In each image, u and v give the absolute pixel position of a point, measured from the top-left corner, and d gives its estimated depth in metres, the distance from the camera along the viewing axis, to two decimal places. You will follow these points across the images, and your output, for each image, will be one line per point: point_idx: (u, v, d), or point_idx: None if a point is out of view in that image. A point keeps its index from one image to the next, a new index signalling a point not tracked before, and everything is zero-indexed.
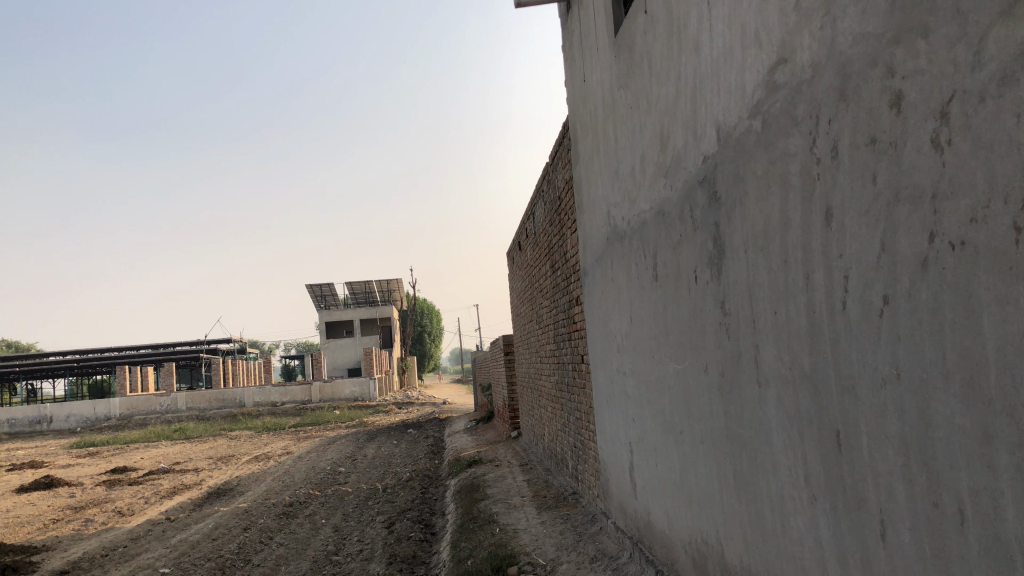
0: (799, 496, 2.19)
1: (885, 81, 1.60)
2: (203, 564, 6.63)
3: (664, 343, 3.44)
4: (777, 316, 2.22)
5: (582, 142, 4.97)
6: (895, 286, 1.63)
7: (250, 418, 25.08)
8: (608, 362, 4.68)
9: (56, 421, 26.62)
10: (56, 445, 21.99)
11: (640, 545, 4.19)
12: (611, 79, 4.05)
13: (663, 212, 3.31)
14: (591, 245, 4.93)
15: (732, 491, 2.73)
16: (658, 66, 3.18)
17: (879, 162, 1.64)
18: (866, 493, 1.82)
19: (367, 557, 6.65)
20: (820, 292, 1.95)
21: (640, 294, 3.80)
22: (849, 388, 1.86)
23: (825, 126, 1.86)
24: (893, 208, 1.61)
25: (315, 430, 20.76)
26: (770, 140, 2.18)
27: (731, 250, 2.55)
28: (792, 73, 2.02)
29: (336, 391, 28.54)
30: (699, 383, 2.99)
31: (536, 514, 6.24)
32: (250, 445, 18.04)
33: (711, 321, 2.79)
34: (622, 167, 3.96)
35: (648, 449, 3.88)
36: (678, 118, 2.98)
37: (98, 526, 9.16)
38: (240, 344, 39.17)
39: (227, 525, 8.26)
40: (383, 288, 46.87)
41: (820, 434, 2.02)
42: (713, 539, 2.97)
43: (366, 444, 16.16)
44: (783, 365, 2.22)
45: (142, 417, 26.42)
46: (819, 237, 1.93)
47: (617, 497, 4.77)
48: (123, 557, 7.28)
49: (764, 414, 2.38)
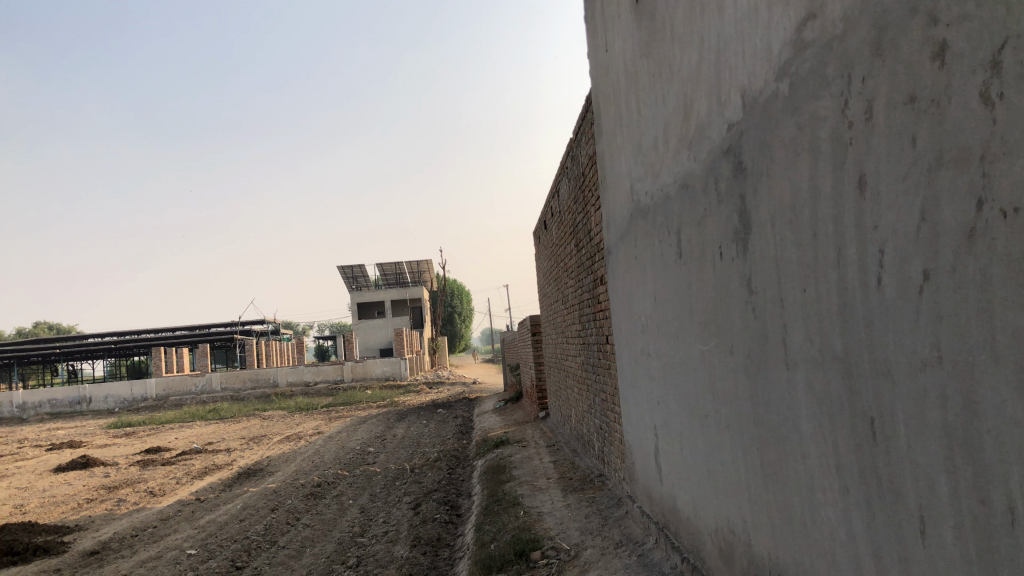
0: (830, 486, 2.04)
1: (927, 30, 1.44)
2: (229, 546, 6.61)
3: (688, 323, 3.29)
4: (805, 294, 2.06)
5: (604, 115, 4.80)
6: (937, 260, 1.47)
7: (283, 398, 25.28)
8: (633, 342, 4.53)
9: (95, 402, 26.99)
10: (95, 425, 22.32)
11: (666, 531, 4.06)
12: (633, 49, 3.87)
13: (687, 185, 3.15)
14: (614, 222, 4.77)
15: (759, 479, 2.59)
16: (680, 32, 3.01)
17: (919, 123, 1.48)
18: (903, 485, 1.67)
19: (391, 539, 6.59)
20: (853, 268, 1.79)
21: (663, 272, 3.65)
22: (883, 371, 1.70)
23: (858, 86, 1.70)
24: (934, 172, 1.45)
25: (345, 410, 20.86)
26: (797, 103, 2.01)
27: (757, 224, 2.39)
28: (822, 29, 1.85)
29: (367, 371, 28.66)
30: (724, 365, 2.84)
31: (561, 497, 6.13)
32: (282, 425, 18.13)
33: (736, 299, 2.64)
34: (644, 140, 3.80)
35: (673, 433, 3.74)
36: (701, 85, 2.81)
37: (130, 506, 9.23)
38: (273, 325, 39.46)
39: (255, 506, 8.27)
40: (413, 270, 46.98)
41: (852, 420, 1.88)
42: (740, 528, 2.83)
43: (397, 424, 16.19)
44: (812, 347, 2.06)
45: (177, 398, 26.75)
46: (851, 207, 1.77)
47: (643, 481, 4.64)
48: (152, 538, 7.30)
49: (792, 398, 2.24)
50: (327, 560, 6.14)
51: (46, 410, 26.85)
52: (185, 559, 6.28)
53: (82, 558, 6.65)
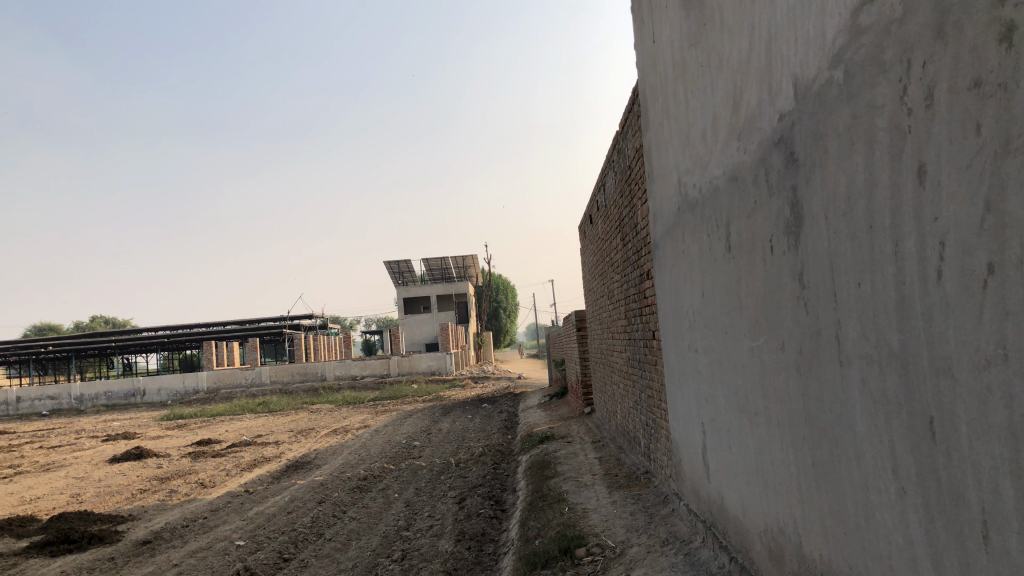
0: (885, 488, 1.97)
1: (994, 11, 1.37)
2: (277, 538, 6.69)
3: (738, 319, 3.22)
4: (860, 288, 2.00)
5: (651, 107, 4.73)
6: (1003, 252, 1.40)
7: (331, 391, 25.58)
8: (680, 338, 4.47)
9: (149, 394, 27.61)
10: (149, 416, 22.86)
11: (713, 530, 3.99)
12: (681, 39, 3.81)
13: (736, 177, 3.08)
14: (662, 217, 4.70)
15: (811, 478, 2.51)
16: (729, 21, 2.94)
17: (984, 108, 1.42)
18: (965, 488, 1.60)
19: (436, 533, 6.61)
20: (911, 262, 1.72)
21: (712, 266, 3.58)
22: (944, 368, 1.63)
23: (918, 72, 1.63)
24: (1001, 160, 1.39)
25: (391, 404, 21.03)
26: (853, 92, 1.95)
27: (810, 217, 2.32)
28: (878, 14, 1.78)
29: (413, 366, 28.86)
30: (775, 362, 2.77)
31: (607, 493, 6.08)
32: (329, 418, 18.33)
33: (788, 294, 2.57)
34: (692, 132, 3.73)
35: (721, 430, 3.67)
36: (752, 75, 2.74)
37: (181, 497, 9.41)
38: (321, 319, 39.93)
39: (302, 499, 8.37)
40: (459, 265, 47.17)
41: (910, 420, 1.81)
42: (790, 529, 2.76)
43: (442, 418, 16.27)
44: (867, 343, 2.00)
45: (228, 390, 27.25)
46: (910, 198, 1.70)
47: (690, 478, 4.57)
48: (202, 529, 7.44)
49: (846, 396, 2.17)
50: (372, 553, 6.18)
51: (103, 403, 27.56)
52: (234, 550, 6.38)
53: (135, 547, 6.80)
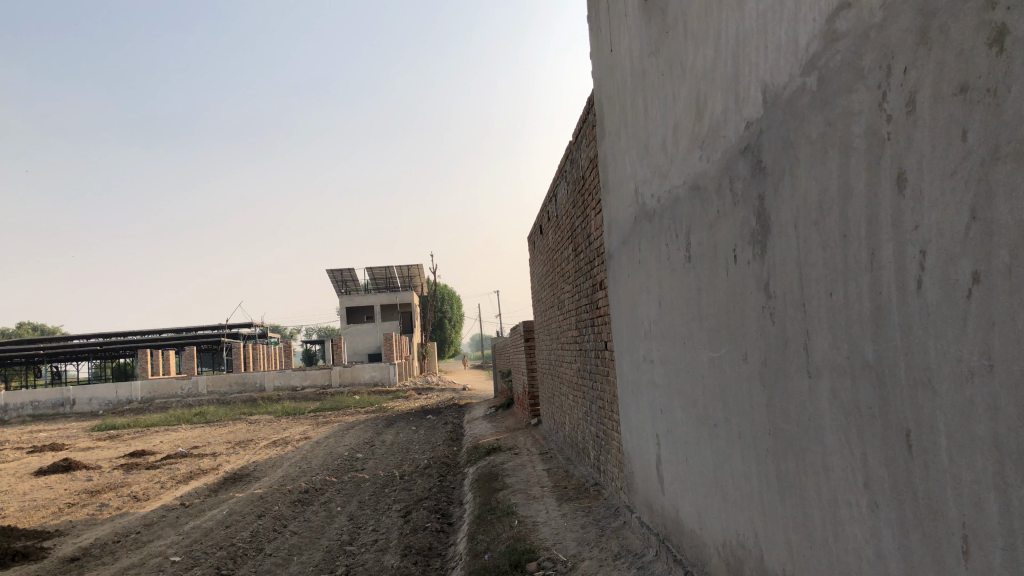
0: (856, 502, 1.94)
1: (982, 14, 1.34)
2: (215, 553, 6.46)
3: (697, 330, 3.19)
4: (832, 298, 1.97)
5: (608, 117, 4.71)
6: (989, 261, 1.38)
7: (271, 402, 25.05)
8: (635, 348, 4.43)
9: (80, 404, 26.65)
10: (78, 428, 21.99)
11: (667, 543, 3.95)
12: (641, 47, 3.78)
13: (698, 186, 3.05)
14: (617, 226, 4.66)
15: (774, 492, 2.48)
16: (694, 27, 2.92)
17: (971, 114, 1.39)
18: (944, 503, 1.57)
19: (381, 547, 6.46)
20: (888, 271, 1.69)
21: (670, 276, 3.55)
22: (923, 380, 1.60)
23: (899, 77, 1.60)
24: (989, 167, 1.36)
25: (333, 415, 20.68)
26: (827, 98, 1.92)
27: (777, 226, 2.29)
28: (856, 19, 1.75)
29: (355, 376, 28.45)
30: (738, 373, 2.74)
31: (556, 506, 6.01)
32: (269, 429, 17.91)
33: (752, 304, 2.53)
34: (651, 141, 3.71)
35: (678, 442, 3.63)
36: (717, 82, 2.72)
37: (112, 511, 9.04)
38: (261, 328, 39.10)
39: (241, 512, 8.11)
40: (403, 275, 46.85)
41: (883, 432, 1.78)
42: (751, 542, 2.73)
43: (385, 429, 16.02)
44: (838, 354, 1.97)
45: (163, 400, 26.45)
46: (887, 205, 1.68)
47: (642, 491, 4.53)
48: (135, 544, 7.15)
49: (814, 408, 2.13)
50: (315, 568, 6.00)
51: (29, 412, 26.47)
52: (170, 566, 6.14)
53: (62, 564, 6.49)
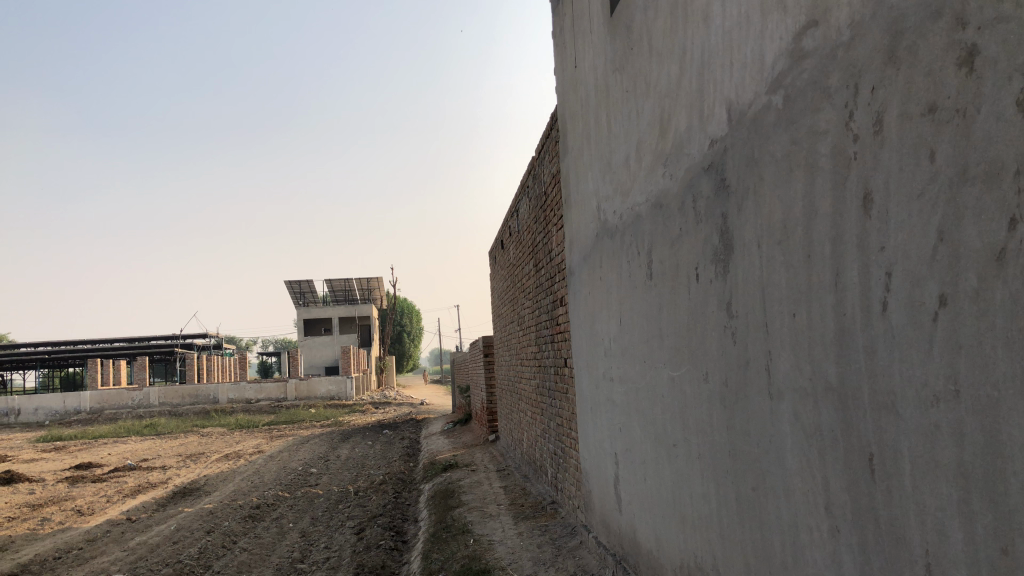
0: (816, 526, 1.90)
1: (953, 34, 1.33)
2: (161, 570, 6.26)
3: (658, 349, 3.15)
4: (795, 319, 1.94)
5: (571, 132, 4.68)
6: (956, 284, 1.35)
7: (224, 414, 24.56)
8: (594, 366, 4.39)
9: (24, 414, 25.88)
10: (22, 438, 21.33)
11: (624, 564, 3.90)
12: (605, 63, 3.76)
13: (661, 204, 3.03)
14: (578, 243, 4.63)
15: (733, 514, 2.44)
16: (659, 43, 2.90)
17: (939, 135, 1.37)
18: (907, 531, 1.54)
19: (333, 566, 6.32)
20: (853, 292, 1.67)
21: (630, 293, 3.52)
22: (887, 404, 1.58)
23: (866, 96, 1.58)
24: (957, 188, 1.34)
25: (288, 428, 20.32)
26: (793, 117, 1.90)
27: (740, 244, 2.26)
28: (823, 37, 1.74)
29: (311, 389, 28.06)
30: (698, 394, 2.70)
31: (513, 524, 5.93)
32: (222, 442, 17.54)
33: (714, 324, 2.51)
34: (614, 158, 3.68)
35: (636, 461, 3.59)
36: (681, 100, 2.70)
37: (55, 526, 8.74)
38: (216, 339, 38.41)
39: (189, 528, 7.89)
40: (362, 288, 46.44)
41: (846, 457, 1.75)
42: (708, 564, 2.69)
43: (340, 444, 15.79)
44: (800, 375, 1.94)
45: (112, 411, 25.78)
46: (853, 226, 1.65)
47: (599, 510, 4.48)
48: (77, 560, 6.89)
49: (776, 430, 2.10)
50: None
51: None
52: None
53: None
